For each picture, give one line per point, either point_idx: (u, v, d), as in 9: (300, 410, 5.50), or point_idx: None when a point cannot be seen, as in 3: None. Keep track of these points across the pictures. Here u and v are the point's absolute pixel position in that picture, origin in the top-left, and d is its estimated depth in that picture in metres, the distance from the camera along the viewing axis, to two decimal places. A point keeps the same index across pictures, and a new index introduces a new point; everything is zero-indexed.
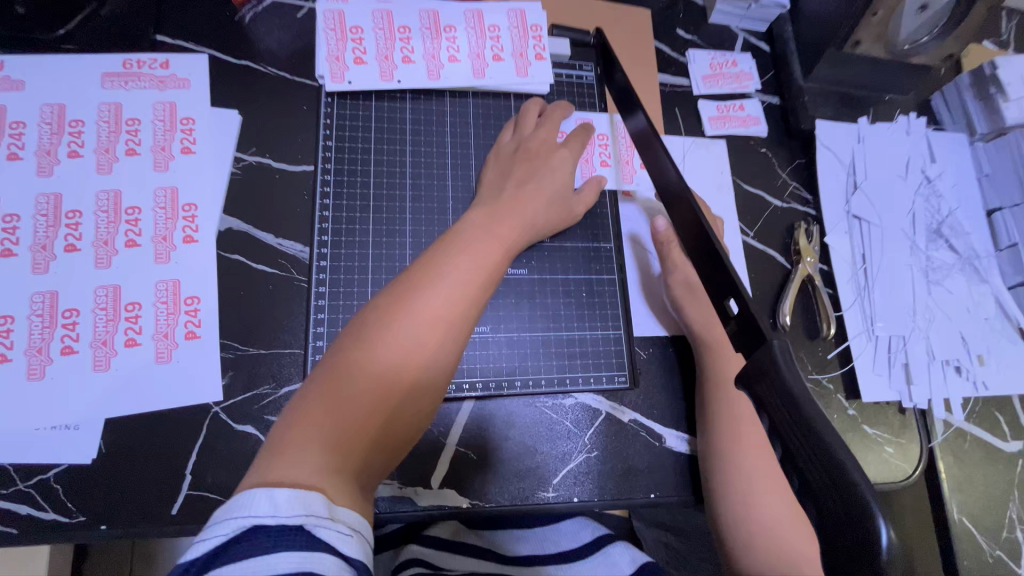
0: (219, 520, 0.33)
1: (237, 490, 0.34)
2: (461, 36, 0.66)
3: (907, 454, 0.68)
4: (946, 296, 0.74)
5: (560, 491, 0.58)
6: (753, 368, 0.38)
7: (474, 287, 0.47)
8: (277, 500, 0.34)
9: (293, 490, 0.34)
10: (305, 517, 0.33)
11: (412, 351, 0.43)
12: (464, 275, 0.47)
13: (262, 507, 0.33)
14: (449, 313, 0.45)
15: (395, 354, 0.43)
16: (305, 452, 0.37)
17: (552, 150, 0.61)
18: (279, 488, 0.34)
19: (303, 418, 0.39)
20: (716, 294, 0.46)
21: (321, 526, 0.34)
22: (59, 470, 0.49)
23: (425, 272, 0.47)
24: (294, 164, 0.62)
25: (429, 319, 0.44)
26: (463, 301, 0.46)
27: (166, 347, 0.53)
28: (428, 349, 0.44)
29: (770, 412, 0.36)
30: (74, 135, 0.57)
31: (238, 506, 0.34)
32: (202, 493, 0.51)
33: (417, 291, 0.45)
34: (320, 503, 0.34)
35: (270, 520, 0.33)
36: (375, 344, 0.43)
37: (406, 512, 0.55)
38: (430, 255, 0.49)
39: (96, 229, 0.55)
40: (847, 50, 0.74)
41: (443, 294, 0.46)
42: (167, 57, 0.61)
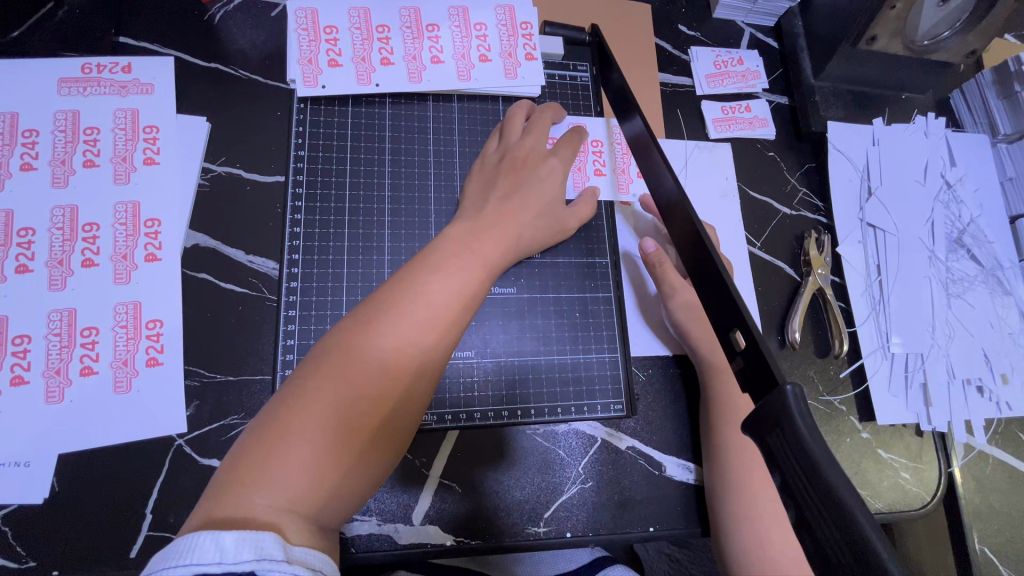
0: (153, 572, 0.29)
1: (176, 534, 0.30)
2: (445, 35, 0.61)
3: (924, 480, 0.64)
4: (967, 310, 0.69)
5: (552, 525, 0.54)
6: (761, 415, 0.33)
7: (452, 310, 0.44)
8: (224, 544, 0.30)
9: (242, 532, 0.30)
10: (256, 561, 0.29)
11: (381, 382, 0.39)
12: (442, 296, 0.44)
13: (206, 553, 0.29)
14: (424, 339, 0.42)
15: (362, 386, 0.38)
16: (257, 500, 0.33)
17: (542, 160, 0.57)
18: (226, 532, 0.30)
19: (254, 459, 0.34)
20: (720, 322, 0.42)
21: (275, 569, 0.30)
22: (8, 511, 0.46)
23: (398, 293, 0.43)
24: (265, 175, 0.57)
25: (401, 345, 0.41)
26: (440, 325, 0.43)
27: (125, 375, 0.49)
28: (398, 379, 0.40)
29: (781, 467, 0.31)
30: (28, 146, 0.53)
31: (178, 553, 0.29)
32: (163, 534, 0.47)
33: (389, 313, 0.41)
34: (273, 545, 0.31)
35: (216, 568, 0.29)
36: (341, 373, 0.38)
37: (385, 551, 0.51)
38: (404, 273, 0.45)
39: (50, 247, 0.51)
40: (862, 46, 0.69)
41: (417, 318, 0.42)
42: (129, 61, 0.57)
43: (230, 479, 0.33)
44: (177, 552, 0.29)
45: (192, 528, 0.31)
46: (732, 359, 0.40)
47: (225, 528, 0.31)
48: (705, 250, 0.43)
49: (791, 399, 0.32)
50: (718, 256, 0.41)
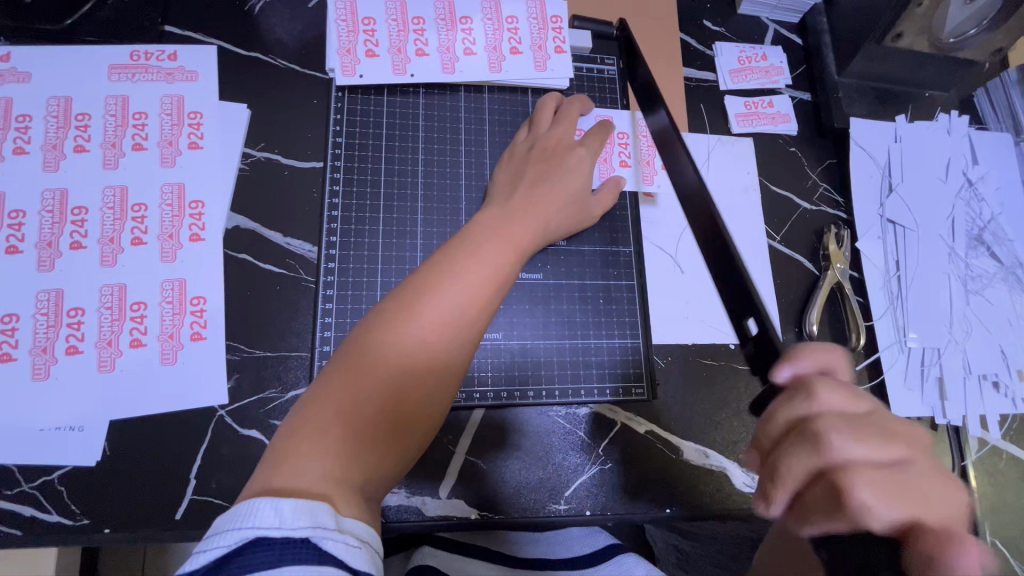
0: (220, 532, 0.32)
1: (240, 499, 0.33)
2: (478, 27, 0.63)
3: None
4: (985, 307, 0.70)
5: (572, 503, 0.56)
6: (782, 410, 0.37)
7: (485, 291, 0.45)
8: (282, 511, 0.32)
9: (298, 501, 0.33)
10: (311, 529, 0.32)
11: (420, 359, 0.42)
12: (475, 278, 0.45)
13: (266, 519, 0.32)
14: (459, 319, 0.44)
15: (403, 362, 0.41)
16: (310, 464, 0.36)
17: (569, 150, 0.58)
18: (284, 499, 0.33)
19: (307, 429, 0.37)
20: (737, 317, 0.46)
21: (328, 538, 0.32)
22: (64, 472, 0.49)
23: (433, 276, 0.45)
24: (303, 160, 0.60)
25: (438, 324, 0.43)
26: (474, 306, 0.44)
27: (171, 348, 0.52)
28: (437, 356, 0.42)
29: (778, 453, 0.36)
30: (81, 128, 0.56)
31: (241, 516, 0.32)
32: (206, 498, 0.50)
33: (426, 294, 0.43)
34: (327, 514, 0.33)
35: (276, 532, 0.31)
36: (383, 350, 0.41)
37: (413, 522, 0.53)
38: (438, 258, 0.47)
39: (102, 225, 0.54)
40: (887, 43, 0.70)
41: (452, 298, 0.44)
42: (175, 49, 0.60)
43: (286, 447, 0.36)
44: (241, 515, 0.32)
45: (251, 494, 0.34)
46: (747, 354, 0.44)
47: (281, 497, 0.33)
48: (721, 235, 0.47)
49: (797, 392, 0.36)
50: (736, 245, 0.44)
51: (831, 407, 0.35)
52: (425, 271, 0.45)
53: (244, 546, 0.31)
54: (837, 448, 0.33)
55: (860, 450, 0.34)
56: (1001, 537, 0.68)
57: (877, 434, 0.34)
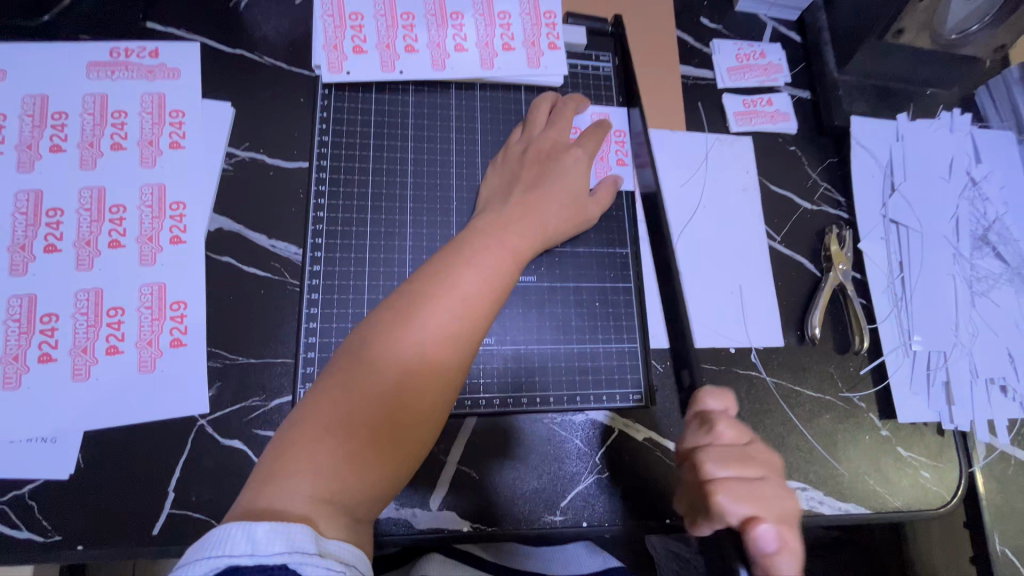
0: (193, 560, 0.31)
1: (213, 524, 0.32)
2: (469, 23, 0.61)
3: (945, 480, 0.63)
4: (992, 309, 0.68)
5: (569, 514, 0.54)
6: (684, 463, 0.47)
7: (483, 299, 0.44)
8: (256, 536, 0.31)
9: (273, 524, 0.31)
10: (287, 555, 0.30)
11: (416, 369, 0.40)
12: (472, 286, 0.44)
13: (239, 546, 0.30)
14: (456, 328, 0.42)
15: (398, 375, 0.39)
16: (298, 483, 0.34)
17: (565, 151, 0.56)
18: (258, 522, 0.31)
19: (297, 444, 0.36)
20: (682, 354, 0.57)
21: (306, 564, 0.31)
22: (35, 486, 0.47)
23: (429, 284, 0.43)
24: (288, 160, 0.58)
25: (435, 334, 0.41)
26: (470, 314, 0.43)
27: (150, 355, 0.50)
28: (434, 367, 0.40)
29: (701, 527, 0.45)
30: (58, 128, 0.54)
31: (214, 543, 0.31)
32: (185, 513, 0.48)
33: (421, 303, 0.42)
34: (305, 537, 0.31)
35: (250, 559, 0.30)
36: (377, 362, 0.39)
37: (403, 536, 0.51)
38: (434, 264, 0.45)
39: (78, 228, 0.52)
40: (889, 39, 0.68)
41: (449, 307, 0.42)
42: (157, 46, 0.58)
43: (274, 465, 0.35)
44: (212, 543, 0.30)
45: (233, 517, 0.33)
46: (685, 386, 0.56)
47: (257, 520, 0.32)
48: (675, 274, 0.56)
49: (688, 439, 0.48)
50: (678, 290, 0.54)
51: (720, 439, 0.45)
52: (419, 279, 0.44)
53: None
54: (711, 469, 0.43)
55: (728, 472, 0.43)
56: (1010, 544, 0.67)
57: (746, 462, 0.44)
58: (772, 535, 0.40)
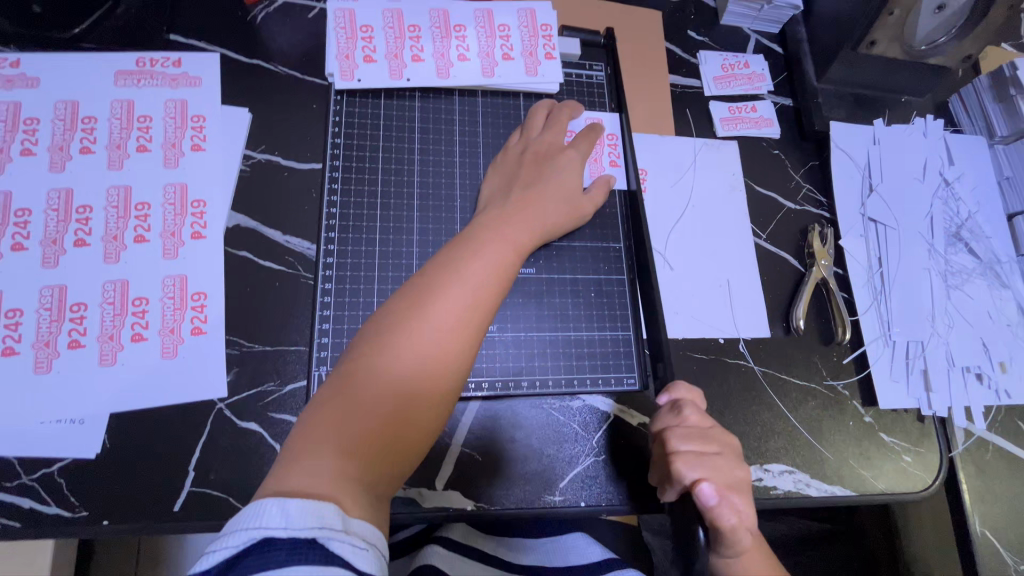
0: (229, 531, 0.33)
1: (250, 500, 0.34)
2: (471, 35, 0.66)
3: (925, 464, 0.66)
4: (966, 301, 0.72)
5: (568, 495, 0.56)
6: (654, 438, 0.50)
7: (488, 290, 0.47)
8: (289, 512, 0.33)
9: (305, 502, 0.34)
10: (317, 529, 0.33)
11: (428, 356, 0.43)
12: (477, 278, 0.47)
13: (274, 519, 0.33)
14: (464, 318, 0.45)
15: (411, 361, 0.42)
16: (322, 459, 0.37)
17: (560, 152, 0.60)
18: (291, 500, 0.34)
19: (320, 426, 0.39)
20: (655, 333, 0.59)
21: (334, 539, 0.33)
22: (63, 465, 0.49)
23: (437, 278, 0.46)
24: (302, 162, 0.62)
25: (444, 323, 0.44)
26: (477, 304, 0.46)
27: (172, 343, 0.53)
28: (444, 354, 0.43)
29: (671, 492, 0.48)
30: (87, 131, 0.58)
31: (250, 517, 0.33)
32: (204, 491, 0.50)
33: (430, 295, 0.45)
34: (333, 515, 0.34)
35: (282, 533, 0.32)
36: (391, 349, 0.42)
37: (410, 514, 0.54)
38: (441, 260, 0.48)
39: (106, 224, 0.55)
40: (863, 50, 0.73)
41: (456, 298, 0.45)
42: (180, 56, 0.62)
43: (298, 445, 0.38)
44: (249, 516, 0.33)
45: (264, 495, 0.35)
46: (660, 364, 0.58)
47: (289, 498, 0.34)
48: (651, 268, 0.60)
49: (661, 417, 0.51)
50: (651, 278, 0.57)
51: (685, 421, 0.48)
52: (428, 273, 0.47)
53: (253, 546, 0.32)
54: (674, 445, 0.47)
55: (687, 445, 0.47)
56: (989, 526, 0.69)
57: (706, 439, 0.47)
58: (713, 492, 0.44)
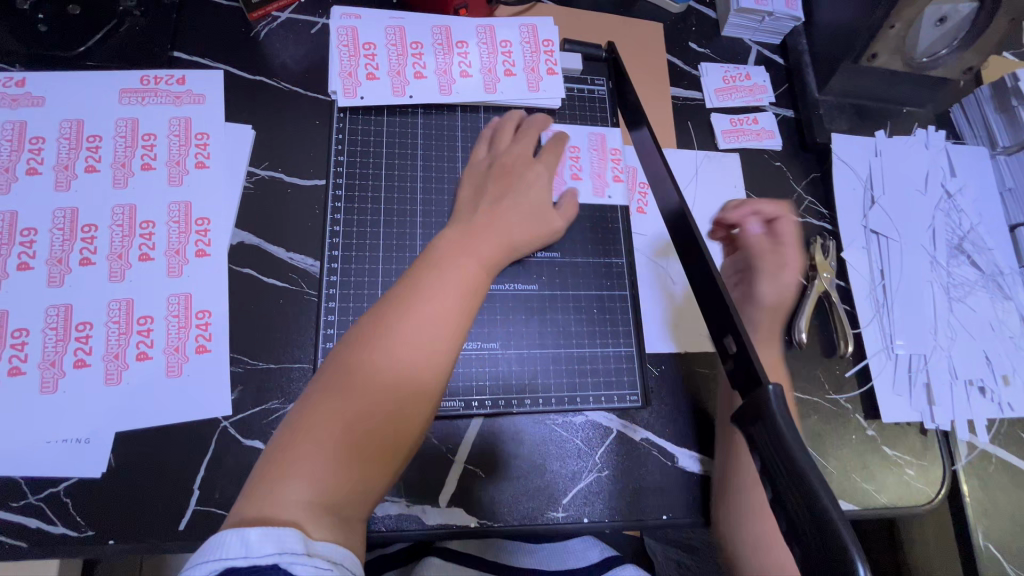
0: (194, 563, 0.34)
1: (212, 531, 0.35)
2: (473, 51, 0.66)
3: (927, 476, 0.66)
4: (969, 313, 0.72)
5: (570, 511, 0.57)
6: (746, 411, 0.39)
7: (451, 306, 0.47)
8: (250, 540, 0.34)
9: (265, 529, 0.35)
10: (278, 555, 0.34)
11: (389, 377, 0.43)
12: (439, 296, 0.47)
13: (234, 550, 0.34)
14: (425, 335, 0.45)
15: (371, 383, 0.43)
16: (288, 488, 0.37)
17: (527, 167, 0.60)
18: (252, 529, 0.35)
19: (284, 456, 0.39)
20: (715, 330, 0.46)
21: (295, 563, 0.34)
22: (69, 484, 0.50)
23: (400, 296, 0.47)
24: (306, 178, 0.62)
25: (403, 342, 0.44)
26: (441, 316, 0.46)
27: (177, 361, 0.53)
28: (407, 373, 0.44)
29: (775, 482, 0.37)
30: (92, 150, 0.58)
31: (213, 548, 0.34)
32: (209, 509, 0.51)
33: (390, 316, 0.45)
34: (294, 540, 0.34)
35: (244, 561, 0.33)
36: (353, 373, 0.43)
37: (413, 531, 0.54)
38: (404, 281, 0.49)
39: (111, 242, 0.55)
40: (864, 62, 0.73)
41: (418, 317, 0.45)
42: (184, 74, 0.62)
43: (264, 476, 0.38)
44: (210, 549, 0.34)
45: (230, 524, 0.36)
46: (725, 362, 0.45)
47: (252, 525, 0.35)
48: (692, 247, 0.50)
49: (771, 399, 0.38)
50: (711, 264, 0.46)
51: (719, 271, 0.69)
52: (394, 292, 0.48)
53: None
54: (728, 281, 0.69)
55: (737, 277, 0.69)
56: (991, 539, 0.69)
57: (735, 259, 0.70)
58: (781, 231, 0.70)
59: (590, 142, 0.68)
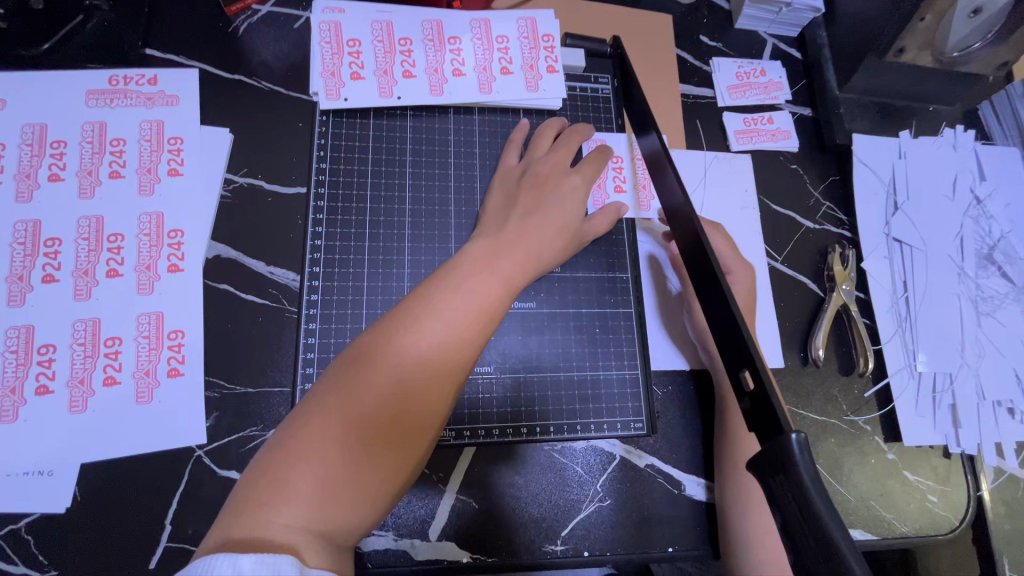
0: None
1: (196, 555, 0.30)
2: (467, 47, 0.61)
3: (952, 503, 0.62)
4: (998, 329, 0.67)
5: (570, 544, 0.53)
6: (767, 460, 0.34)
7: (471, 325, 0.43)
8: (240, 566, 0.30)
9: (258, 554, 0.30)
10: None
11: (400, 396, 0.39)
12: (461, 312, 0.43)
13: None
14: (442, 355, 0.41)
15: (380, 399, 0.39)
16: (277, 510, 0.34)
17: (563, 177, 0.56)
18: (244, 553, 0.30)
19: (275, 472, 0.35)
20: (729, 360, 0.42)
21: None
22: (31, 520, 0.46)
23: (416, 305, 0.43)
24: (287, 186, 0.58)
25: (419, 361, 0.40)
26: (459, 332, 0.42)
27: (147, 386, 0.50)
28: (416, 389, 0.40)
29: (797, 545, 0.32)
30: (56, 156, 0.54)
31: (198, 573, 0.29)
32: (182, 546, 0.47)
33: (406, 329, 0.41)
34: (289, 566, 0.30)
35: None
36: (360, 387, 0.39)
37: (400, 567, 0.50)
38: (422, 289, 0.45)
39: (76, 257, 0.52)
40: (889, 58, 0.68)
41: (433, 330, 0.41)
42: (156, 73, 0.58)
43: (249, 494, 0.34)
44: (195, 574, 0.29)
45: (211, 548, 0.32)
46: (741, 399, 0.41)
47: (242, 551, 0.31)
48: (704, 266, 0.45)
49: (794, 448, 0.33)
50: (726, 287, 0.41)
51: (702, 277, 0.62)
52: (409, 299, 0.44)
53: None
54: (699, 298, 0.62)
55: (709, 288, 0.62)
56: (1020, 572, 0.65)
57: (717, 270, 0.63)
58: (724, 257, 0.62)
59: (634, 152, 0.64)
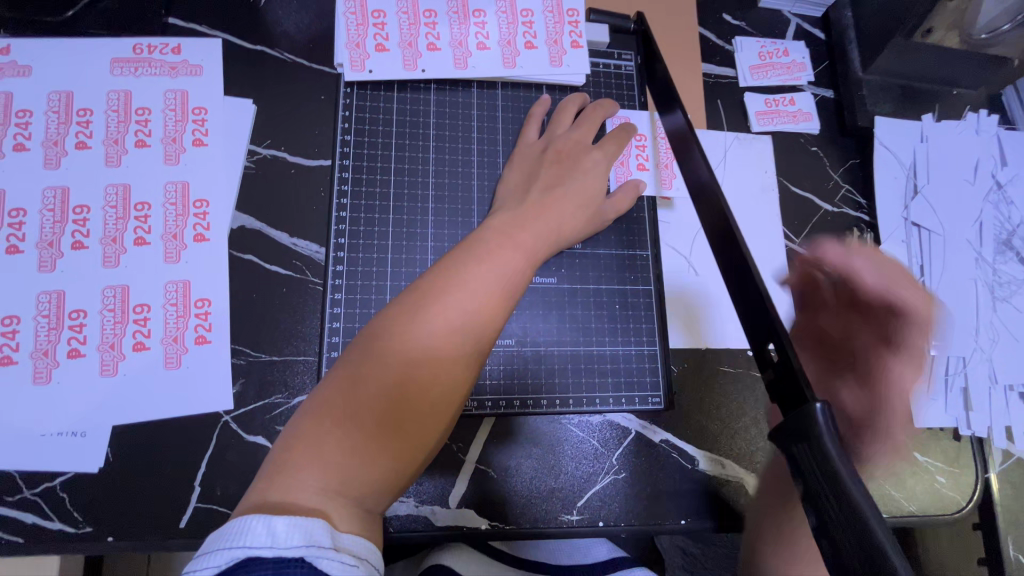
0: (209, 550, 0.31)
1: (233, 516, 0.32)
2: (491, 20, 0.61)
3: (959, 484, 0.63)
4: (1013, 315, 0.67)
5: (585, 513, 0.54)
6: (790, 429, 0.34)
7: (494, 299, 0.44)
8: (275, 529, 0.31)
9: (291, 518, 0.32)
10: (305, 548, 0.31)
11: (425, 368, 0.40)
12: (483, 287, 0.43)
13: (258, 538, 0.31)
14: (466, 328, 0.42)
15: (407, 370, 0.39)
16: (310, 475, 0.35)
17: (584, 153, 0.56)
18: (277, 516, 0.32)
19: (309, 437, 0.36)
20: (756, 335, 0.43)
21: (323, 557, 0.31)
22: (65, 479, 0.48)
23: (443, 278, 0.43)
24: (309, 158, 0.58)
25: (444, 333, 0.41)
26: (483, 309, 0.43)
27: (175, 352, 0.51)
28: (439, 362, 0.40)
29: (821, 510, 0.32)
30: (82, 124, 0.54)
31: (232, 535, 0.31)
32: (212, 506, 0.49)
33: (430, 302, 0.42)
34: (322, 531, 0.32)
35: (268, 552, 0.31)
36: (388, 357, 0.39)
37: (420, 532, 0.52)
38: (445, 263, 0.45)
39: (104, 225, 0.52)
40: (917, 38, 0.67)
41: (458, 305, 0.42)
42: (179, 42, 0.58)
43: (285, 457, 0.35)
44: (231, 534, 0.31)
45: (246, 509, 0.33)
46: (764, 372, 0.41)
47: (278, 515, 0.32)
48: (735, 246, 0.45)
49: (818, 416, 0.33)
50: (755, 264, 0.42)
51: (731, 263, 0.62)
52: (436, 272, 0.44)
53: (235, 566, 0.30)
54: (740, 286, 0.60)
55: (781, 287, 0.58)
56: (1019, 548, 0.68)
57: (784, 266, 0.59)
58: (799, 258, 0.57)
59: (656, 130, 0.64)
